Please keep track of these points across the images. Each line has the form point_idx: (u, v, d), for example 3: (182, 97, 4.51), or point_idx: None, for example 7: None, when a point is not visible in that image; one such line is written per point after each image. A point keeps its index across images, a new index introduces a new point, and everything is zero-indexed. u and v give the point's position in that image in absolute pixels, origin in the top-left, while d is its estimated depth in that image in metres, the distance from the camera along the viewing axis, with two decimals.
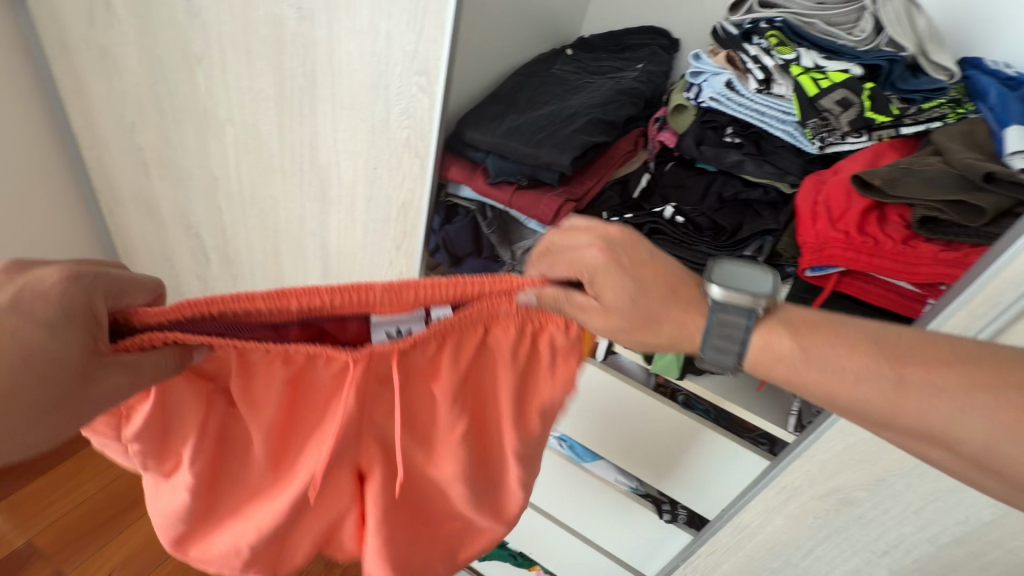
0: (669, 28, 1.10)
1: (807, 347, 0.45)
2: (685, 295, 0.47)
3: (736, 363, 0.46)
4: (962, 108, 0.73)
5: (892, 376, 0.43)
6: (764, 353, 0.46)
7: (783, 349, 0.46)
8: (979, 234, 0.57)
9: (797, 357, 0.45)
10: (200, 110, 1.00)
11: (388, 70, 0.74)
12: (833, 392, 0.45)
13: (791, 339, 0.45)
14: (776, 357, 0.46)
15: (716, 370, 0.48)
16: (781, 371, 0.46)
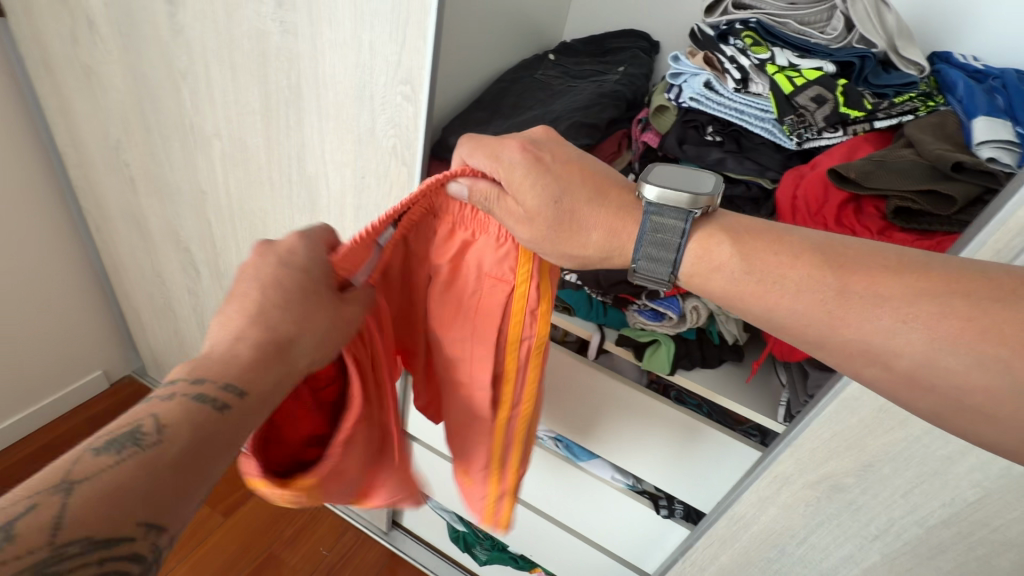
0: (649, 30, 1.12)
1: (750, 257, 0.50)
2: (621, 201, 0.53)
3: (672, 271, 0.52)
4: (933, 101, 0.75)
5: (836, 286, 0.47)
6: (703, 262, 0.51)
7: (725, 261, 0.51)
8: (951, 222, 0.59)
9: (737, 265, 0.50)
10: (187, 125, 1.00)
11: (372, 80, 0.75)
12: (774, 303, 0.49)
13: (732, 248, 0.50)
14: (716, 267, 0.51)
15: (654, 283, 0.54)
16: (723, 281, 0.51)
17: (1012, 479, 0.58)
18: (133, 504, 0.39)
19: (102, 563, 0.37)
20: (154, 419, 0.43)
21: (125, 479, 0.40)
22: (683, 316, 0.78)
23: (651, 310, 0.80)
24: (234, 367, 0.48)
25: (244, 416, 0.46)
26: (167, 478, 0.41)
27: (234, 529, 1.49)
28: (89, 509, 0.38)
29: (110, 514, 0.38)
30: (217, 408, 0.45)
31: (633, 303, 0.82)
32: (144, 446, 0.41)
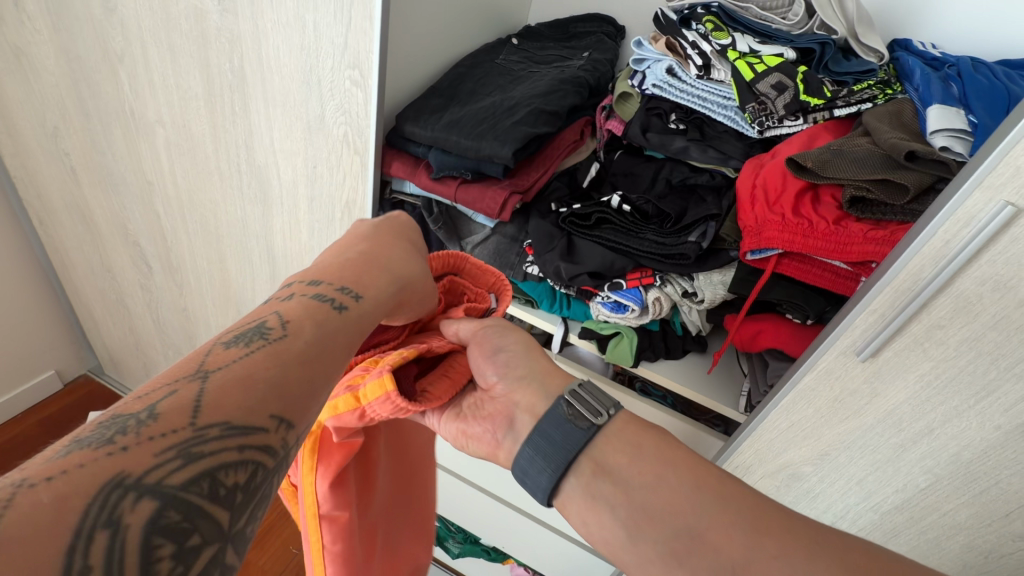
0: (615, 14, 1.09)
1: (663, 453, 0.42)
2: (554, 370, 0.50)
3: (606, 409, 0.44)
4: (891, 89, 0.74)
5: (734, 512, 0.37)
6: (617, 438, 0.43)
7: (629, 450, 0.42)
8: (905, 212, 0.58)
9: (638, 455, 0.42)
10: (127, 111, 0.94)
11: (319, 64, 0.71)
12: (668, 500, 0.39)
13: (647, 436, 0.43)
14: (629, 448, 0.42)
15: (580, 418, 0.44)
16: (619, 462, 0.42)
17: (961, 465, 0.58)
18: (265, 394, 0.32)
19: (242, 449, 0.29)
20: (276, 317, 0.37)
21: (260, 369, 0.33)
22: (645, 308, 0.78)
23: (613, 302, 0.79)
24: (348, 273, 0.43)
25: (362, 316, 0.40)
26: (289, 371, 0.34)
27: None
28: (225, 392, 0.31)
29: (250, 401, 0.31)
30: (337, 307, 0.39)
31: (595, 295, 0.81)
32: (272, 338, 0.35)
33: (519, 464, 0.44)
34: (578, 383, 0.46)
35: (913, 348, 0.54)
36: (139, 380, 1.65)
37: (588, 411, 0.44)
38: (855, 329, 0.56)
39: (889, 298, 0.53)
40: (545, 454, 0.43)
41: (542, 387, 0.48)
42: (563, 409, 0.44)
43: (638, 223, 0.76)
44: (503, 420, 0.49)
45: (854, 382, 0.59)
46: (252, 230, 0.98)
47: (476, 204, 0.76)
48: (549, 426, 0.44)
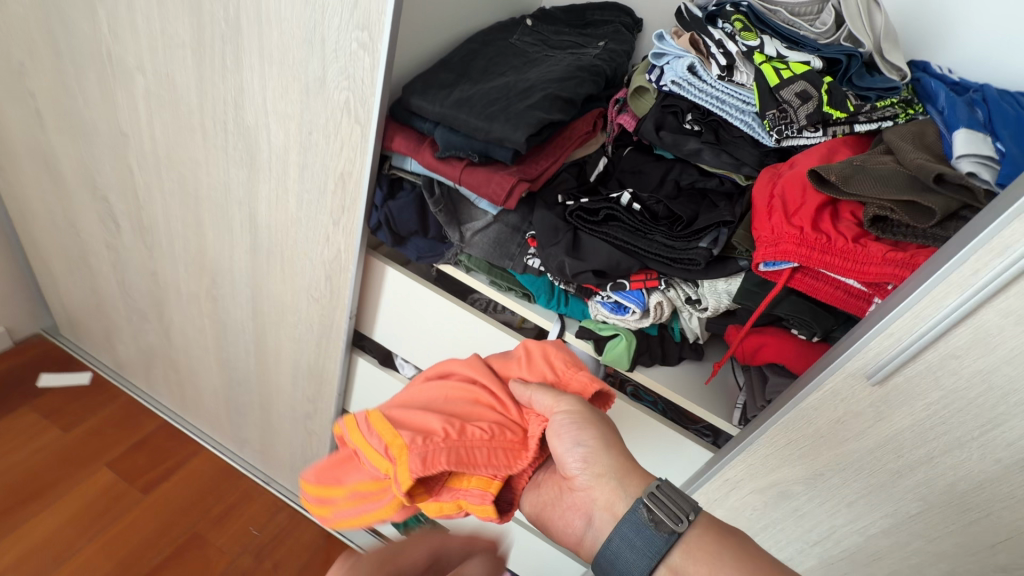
0: (634, 6, 1.06)
1: (729, 567, 0.48)
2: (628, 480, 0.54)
3: (680, 522, 0.49)
4: (912, 109, 0.73)
5: None
6: (692, 551, 0.50)
7: (709, 558, 0.49)
8: (926, 236, 0.57)
9: (718, 565, 0.48)
10: (104, 54, 0.86)
11: (324, 22, 0.66)
12: None
13: (714, 551, 0.49)
14: (703, 563, 0.49)
15: (661, 526, 0.49)
16: (697, 574, 0.49)
17: (954, 495, 0.58)
18: None
19: None
20: None
21: None
22: (646, 311, 0.76)
23: (614, 303, 0.77)
24: None
25: None
26: None
27: (154, 506, 1.39)
28: None
29: None
30: None
31: (595, 294, 0.79)
32: None
33: (601, 557, 0.52)
34: (657, 485, 0.51)
35: (925, 375, 0.53)
36: (98, 344, 1.55)
37: (668, 516, 0.49)
38: (868, 352, 0.55)
39: (908, 324, 0.52)
40: (628, 556, 0.50)
41: (620, 485, 0.54)
42: (643, 513, 0.50)
43: (647, 223, 0.73)
44: (585, 516, 0.57)
45: (859, 404, 0.58)
46: (235, 196, 0.91)
47: (481, 188, 0.72)
48: (630, 530, 0.50)
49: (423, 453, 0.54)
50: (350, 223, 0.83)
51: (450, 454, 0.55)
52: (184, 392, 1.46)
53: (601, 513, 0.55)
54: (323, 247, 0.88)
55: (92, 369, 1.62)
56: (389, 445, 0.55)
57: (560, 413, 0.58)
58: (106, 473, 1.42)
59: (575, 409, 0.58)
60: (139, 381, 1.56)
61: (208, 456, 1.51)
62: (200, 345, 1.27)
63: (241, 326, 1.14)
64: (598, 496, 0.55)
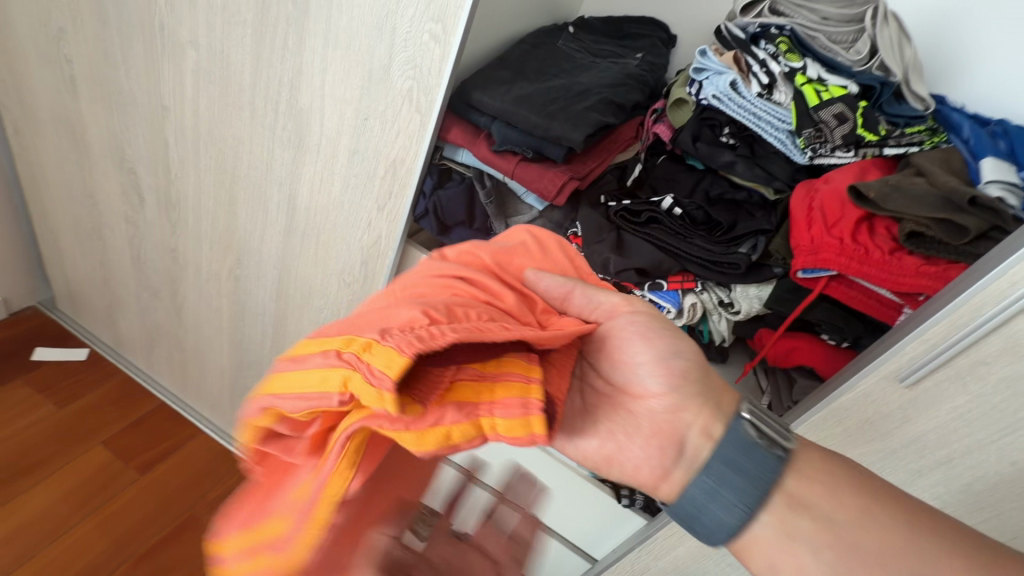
0: (670, 22, 1.10)
1: (843, 490, 0.48)
2: (720, 402, 0.51)
3: (785, 436, 0.49)
4: (938, 137, 0.79)
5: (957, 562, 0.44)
6: (800, 473, 0.48)
7: (823, 482, 0.48)
8: (959, 252, 0.61)
9: (833, 486, 0.48)
10: (156, 26, 0.87)
11: (398, 12, 0.68)
12: (891, 551, 0.45)
13: (824, 475, 0.49)
14: (813, 484, 0.48)
15: (771, 440, 0.48)
16: (812, 499, 0.48)
17: (969, 494, 0.62)
18: None
19: None
20: None
21: None
22: (680, 312, 0.78)
23: (649, 302, 0.79)
24: None
25: None
26: None
27: (150, 487, 1.36)
28: None
29: None
30: None
31: (630, 293, 0.81)
32: None
33: (699, 486, 0.47)
34: (752, 404, 0.51)
35: (954, 381, 0.57)
36: (99, 320, 1.52)
37: (776, 433, 0.49)
38: (902, 355, 0.59)
39: (944, 330, 0.56)
40: (736, 485, 0.47)
41: (718, 408, 0.50)
42: (748, 431, 0.49)
43: (687, 228, 0.76)
44: (673, 446, 0.49)
45: (889, 406, 0.62)
46: (276, 176, 0.92)
47: (533, 183, 0.75)
48: (735, 451, 0.48)
49: (427, 340, 0.35)
50: (395, 210, 0.84)
51: (471, 335, 0.37)
52: (188, 372, 1.44)
53: (696, 440, 0.49)
54: (363, 232, 0.89)
55: (90, 346, 1.58)
56: (367, 373, 0.34)
57: (634, 315, 0.52)
58: (103, 451, 1.39)
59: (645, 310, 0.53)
60: (139, 360, 1.53)
61: (207, 440, 1.49)
62: (213, 325, 1.26)
63: (262, 307, 1.14)
64: (694, 418, 0.49)
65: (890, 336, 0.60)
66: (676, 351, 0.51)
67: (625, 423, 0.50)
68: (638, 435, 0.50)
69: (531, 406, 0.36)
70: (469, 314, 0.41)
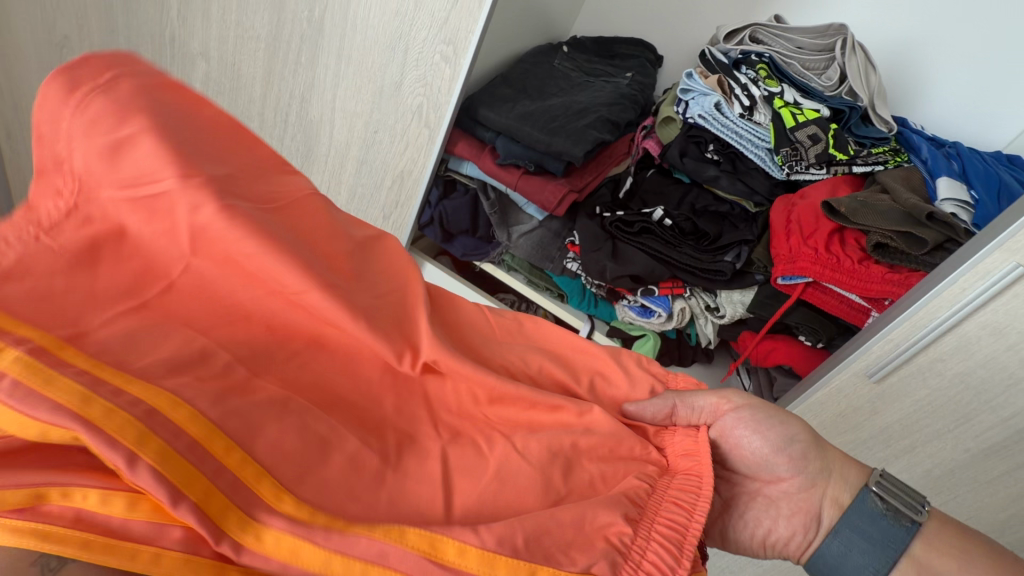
0: (657, 44, 1.17)
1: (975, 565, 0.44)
2: (846, 471, 0.50)
3: (917, 507, 0.46)
4: (900, 158, 0.86)
5: None
6: (931, 542, 0.45)
7: (954, 554, 0.44)
8: (919, 261, 0.69)
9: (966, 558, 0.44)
10: (166, 38, 0.89)
11: (411, 33, 0.72)
12: None
13: (951, 545, 0.45)
14: (948, 555, 0.44)
15: (906, 510, 0.46)
16: (945, 566, 0.44)
17: (932, 479, 0.69)
18: None
19: None
20: None
21: None
22: (670, 315, 0.86)
23: (640, 306, 0.87)
24: None
25: None
26: None
27: None
28: None
29: None
30: None
31: (623, 297, 0.88)
32: None
33: (834, 555, 0.47)
34: (880, 474, 0.48)
35: (915, 376, 0.64)
36: None
37: (906, 505, 0.46)
38: (871, 354, 0.66)
39: (906, 331, 0.63)
40: (866, 551, 0.46)
41: (843, 476, 0.50)
42: (875, 503, 0.47)
43: (677, 238, 0.82)
44: (812, 523, 0.49)
45: (860, 400, 0.69)
46: None
47: (534, 195, 0.80)
48: (864, 521, 0.46)
49: (657, 573, 0.34)
50: (401, 218, 0.89)
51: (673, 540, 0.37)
52: None
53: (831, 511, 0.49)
54: None
55: None
56: None
57: (732, 411, 0.51)
58: None
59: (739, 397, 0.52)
60: None
61: None
62: None
63: None
64: (825, 492, 0.49)
65: (860, 337, 0.67)
66: (792, 428, 0.51)
67: (766, 510, 0.52)
68: (780, 516, 0.51)
69: (700, 563, 0.38)
70: (641, 497, 0.41)
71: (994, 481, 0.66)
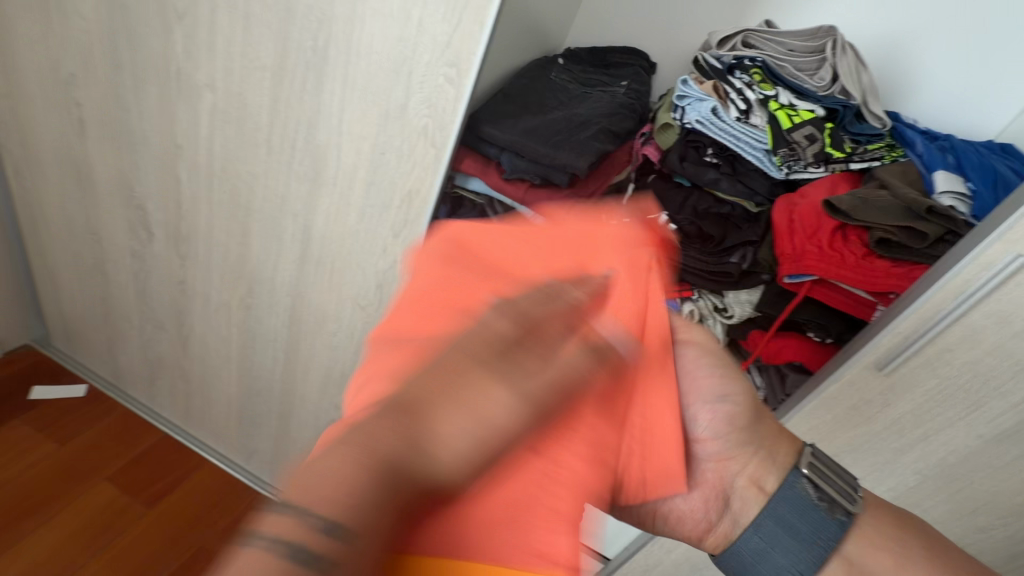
0: (650, 51, 1.19)
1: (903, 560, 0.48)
2: (777, 454, 0.54)
3: (853, 494, 0.50)
4: (896, 152, 0.89)
5: None
6: (866, 542, 0.49)
7: (892, 550, 0.48)
8: (921, 254, 0.71)
9: (902, 552, 0.48)
10: (172, 71, 0.91)
11: (414, 57, 0.74)
12: None
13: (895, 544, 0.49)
14: (881, 552, 0.48)
15: (845, 500, 0.50)
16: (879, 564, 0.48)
17: (946, 467, 0.70)
18: None
19: None
20: None
21: None
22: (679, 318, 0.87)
23: None
24: None
25: None
26: None
27: (159, 520, 1.37)
28: None
29: None
30: None
31: None
32: None
33: (754, 540, 0.50)
34: (815, 460, 0.53)
35: (925, 367, 0.65)
36: (96, 355, 1.52)
37: (840, 495, 0.50)
38: (880, 347, 0.67)
39: (915, 324, 0.64)
40: (787, 547, 0.49)
41: (768, 459, 0.53)
42: (806, 489, 0.51)
43: (683, 241, 0.84)
44: (719, 497, 0.52)
45: (871, 393, 0.70)
46: (290, 209, 0.97)
47: (542, 208, 0.82)
48: (789, 508, 0.50)
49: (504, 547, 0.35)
50: (410, 236, 0.90)
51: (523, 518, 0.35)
52: (191, 404, 1.45)
53: (742, 492, 0.52)
54: (380, 258, 0.94)
55: (87, 382, 1.58)
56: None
57: (690, 344, 0.56)
58: (108, 488, 1.40)
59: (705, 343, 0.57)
60: (140, 394, 1.54)
61: (212, 470, 1.51)
62: (220, 354, 1.29)
63: (273, 334, 1.17)
64: (741, 469, 0.52)
65: (869, 330, 0.68)
66: (736, 395, 0.55)
67: (679, 480, 0.53)
68: (687, 491, 0.53)
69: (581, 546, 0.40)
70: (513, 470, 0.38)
71: (1007, 467, 0.67)
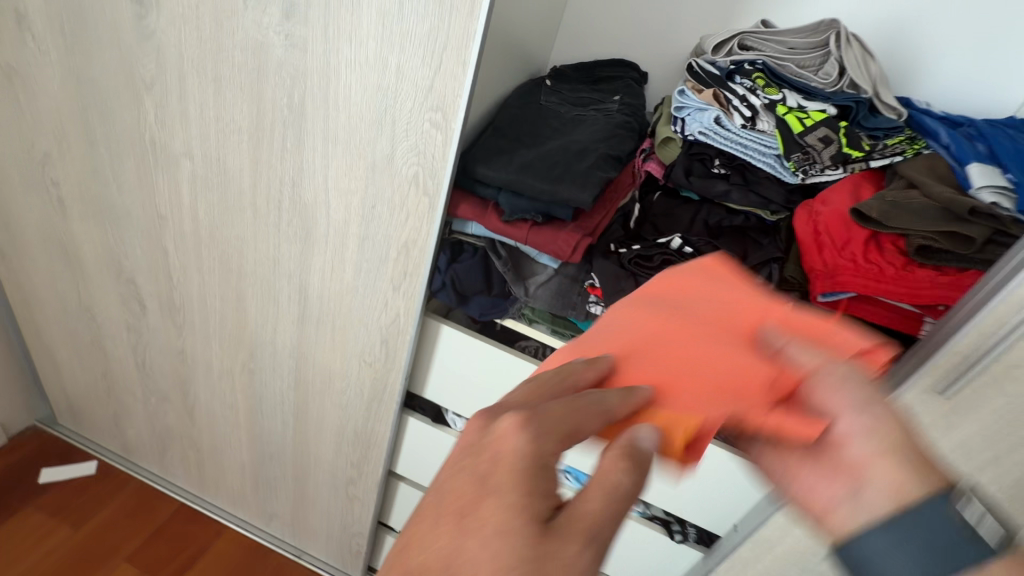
0: (639, 61, 1.14)
1: None
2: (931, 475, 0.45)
3: None
4: (918, 145, 0.82)
5: None
6: None
7: None
8: (969, 260, 0.65)
9: None
10: (146, 142, 0.87)
11: (396, 105, 0.69)
12: None
13: None
14: None
15: None
16: None
17: (1023, 488, 0.63)
18: None
19: None
20: None
21: None
22: None
23: None
24: None
25: None
26: None
27: None
28: None
29: None
30: None
31: None
32: None
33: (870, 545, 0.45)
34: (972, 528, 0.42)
35: (990, 386, 0.59)
36: (103, 431, 1.48)
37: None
38: (938, 369, 0.61)
39: (975, 342, 0.58)
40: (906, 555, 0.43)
41: (918, 470, 0.45)
42: (962, 525, 0.42)
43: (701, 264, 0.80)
44: (851, 483, 0.49)
45: (931, 417, 0.64)
46: (283, 270, 0.92)
47: (547, 246, 0.76)
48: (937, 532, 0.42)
49: None
50: (411, 288, 0.85)
51: None
52: (205, 471, 1.41)
53: (876, 494, 0.46)
54: (382, 313, 0.89)
55: (97, 457, 1.53)
56: None
57: (838, 366, 0.49)
58: (129, 568, 1.35)
59: (859, 373, 0.49)
60: (152, 465, 1.49)
61: (233, 536, 1.46)
62: (228, 420, 1.24)
63: (280, 397, 1.12)
64: (880, 476, 0.46)
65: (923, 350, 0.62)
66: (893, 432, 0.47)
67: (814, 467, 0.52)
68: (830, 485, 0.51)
69: None
70: None
71: None
